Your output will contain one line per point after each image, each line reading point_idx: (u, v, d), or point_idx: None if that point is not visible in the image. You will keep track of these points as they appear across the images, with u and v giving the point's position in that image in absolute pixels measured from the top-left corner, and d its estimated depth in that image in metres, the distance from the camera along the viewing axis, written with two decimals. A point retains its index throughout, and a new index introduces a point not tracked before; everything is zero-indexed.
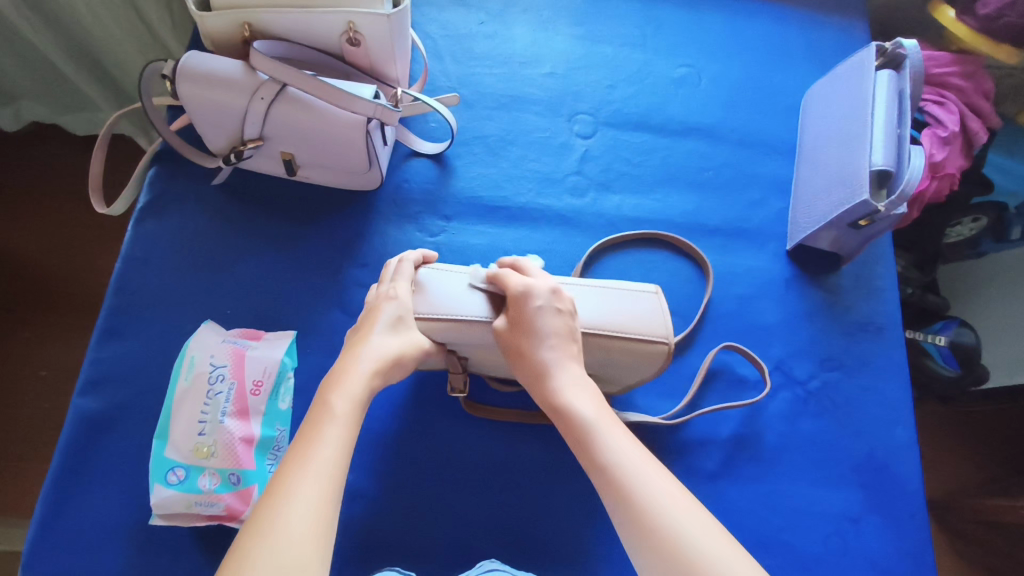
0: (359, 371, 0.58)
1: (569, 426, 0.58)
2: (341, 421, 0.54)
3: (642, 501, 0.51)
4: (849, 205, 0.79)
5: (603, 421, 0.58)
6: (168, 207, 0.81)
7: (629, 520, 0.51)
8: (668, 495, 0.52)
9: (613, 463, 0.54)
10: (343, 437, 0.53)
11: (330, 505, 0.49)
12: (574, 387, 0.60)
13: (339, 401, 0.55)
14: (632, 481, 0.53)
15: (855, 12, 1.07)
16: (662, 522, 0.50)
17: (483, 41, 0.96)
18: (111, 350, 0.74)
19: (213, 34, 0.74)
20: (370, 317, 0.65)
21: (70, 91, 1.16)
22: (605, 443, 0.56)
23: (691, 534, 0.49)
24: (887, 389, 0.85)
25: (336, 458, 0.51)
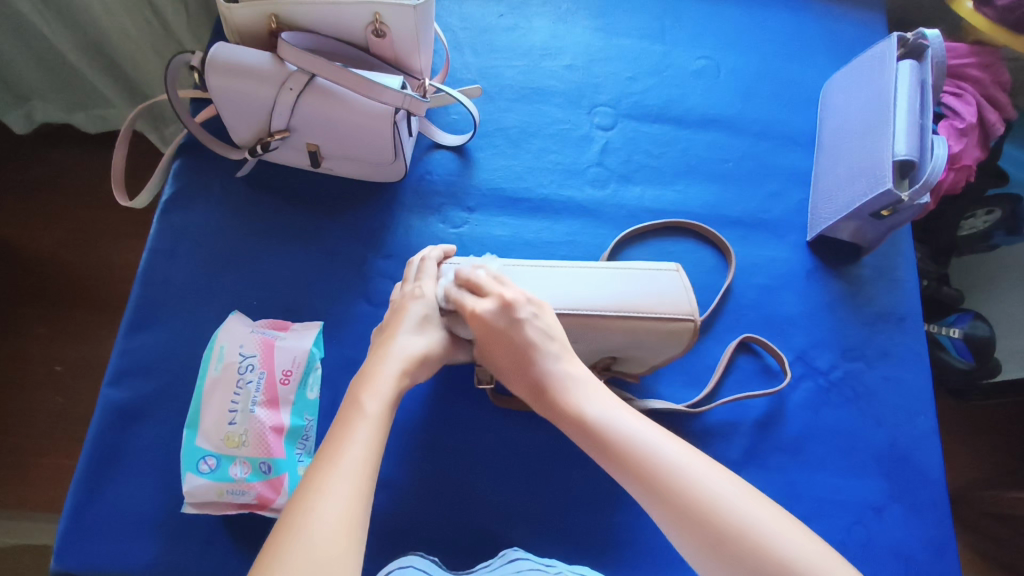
0: (387, 370, 0.59)
1: (572, 423, 0.59)
2: (372, 420, 0.54)
3: (624, 437, 0.56)
4: (871, 195, 0.80)
5: (606, 410, 0.59)
6: (193, 200, 0.82)
7: (614, 457, 0.56)
8: (644, 428, 0.57)
9: (630, 451, 0.55)
10: (374, 437, 0.53)
11: (362, 503, 0.49)
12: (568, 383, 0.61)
13: (369, 400, 0.56)
14: (611, 424, 0.57)
15: (872, 5, 1.07)
16: (643, 449, 0.55)
17: (503, 33, 0.96)
18: (139, 341, 0.74)
19: (240, 26, 0.75)
20: (397, 317, 0.65)
21: (85, 87, 1.16)
22: (576, 399, 0.60)
23: (675, 457, 0.54)
24: (908, 379, 0.86)
25: (368, 456, 0.52)
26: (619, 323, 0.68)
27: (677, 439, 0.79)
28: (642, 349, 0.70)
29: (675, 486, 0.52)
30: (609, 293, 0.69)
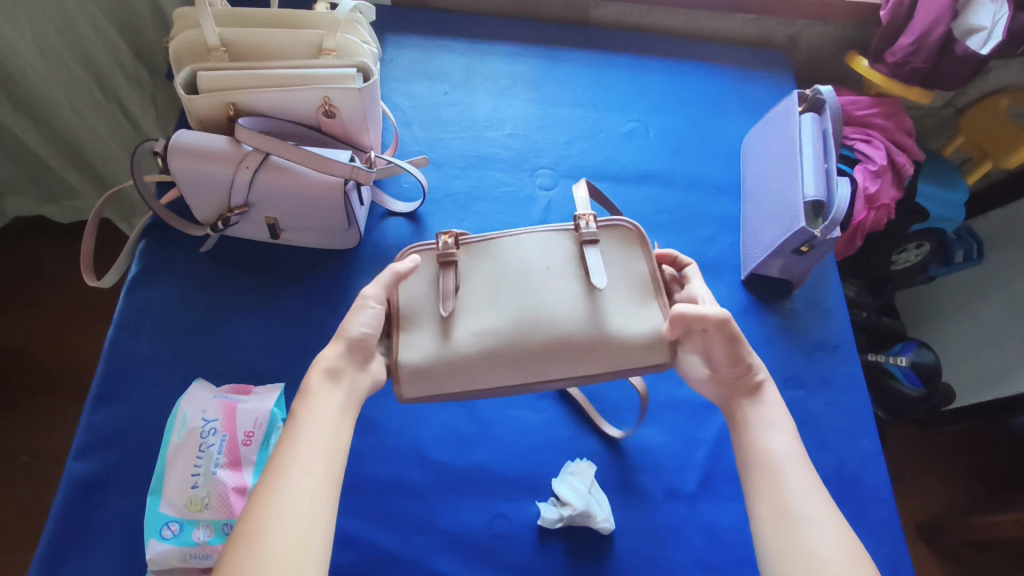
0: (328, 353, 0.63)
1: (747, 430, 0.63)
2: (313, 425, 0.57)
3: (779, 461, 0.59)
4: (789, 233, 0.87)
5: (782, 435, 0.62)
6: (159, 276, 0.86)
7: (760, 473, 0.59)
8: (798, 465, 0.59)
9: (774, 465, 0.59)
10: (318, 453, 0.56)
11: (308, 519, 0.51)
12: (766, 392, 0.65)
13: (314, 408, 0.58)
14: (776, 444, 0.61)
15: (781, 68, 1.20)
16: (782, 482, 0.58)
17: (448, 109, 1.05)
18: (104, 415, 0.76)
19: (200, 114, 0.81)
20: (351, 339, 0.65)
21: (57, 181, 1.22)
22: (757, 412, 0.64)
23: (797, 492, 0.57)
24: (848, 403, 0.91)
25: (319, 464, 0.55)
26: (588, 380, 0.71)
27: (632, 477, 0.82)
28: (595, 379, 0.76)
29: (787, 517, 0.56)
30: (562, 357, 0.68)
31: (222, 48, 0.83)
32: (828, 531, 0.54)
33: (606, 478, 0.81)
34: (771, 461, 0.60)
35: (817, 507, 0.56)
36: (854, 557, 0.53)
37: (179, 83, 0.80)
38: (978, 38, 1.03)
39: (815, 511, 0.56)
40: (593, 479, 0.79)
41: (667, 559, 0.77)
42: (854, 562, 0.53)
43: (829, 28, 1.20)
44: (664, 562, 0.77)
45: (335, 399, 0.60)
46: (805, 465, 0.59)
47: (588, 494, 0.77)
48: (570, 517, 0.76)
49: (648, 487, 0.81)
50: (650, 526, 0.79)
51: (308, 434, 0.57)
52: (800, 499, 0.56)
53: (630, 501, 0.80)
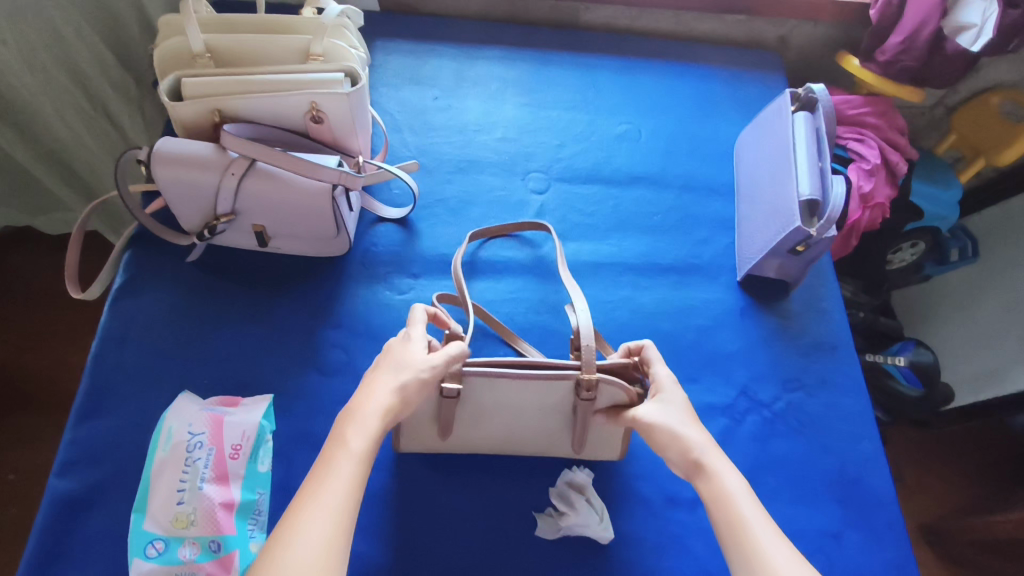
0: (372, 408, 0.60)
1: (711, 500, 0.59)
2: (355, 455, 0.56)
3: (748, 530, 0.56)
4: (785, 232, 0.86)
5: (750, 504, 0.58)
6: (144, 286, 0.84)
7: (734, 542, 0.56)
8: (768, 532, 0.56)
9: (745, 537, 0.56)
10: (355, 474, 0.55)
11: (338, 545, 0.50)
12: (709, 466, 0.61)
13: (344, 465, 0.55)
14: (744, 511, 0.57)
15: (772, 69, 1.19)
16: (758, 552, 0.54)
17: (438, 113, 1.04)
18: (88, 431, 0.74)
19: (185, 121, 0.80)
20: (400, 403, 0.61)
21: (44, 194, 1.20)
22: (718, 479, 0.60)
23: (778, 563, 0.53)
24: (847, 404, 0.89)
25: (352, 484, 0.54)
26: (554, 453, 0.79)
27: (628, 483, 0.80)
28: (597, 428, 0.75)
29: None
30: (538, 441, 0.77)
31: (207, 54, 0.82)
32: None
33: (604, 486, 0.79)
34: (737, 531, 0.56)
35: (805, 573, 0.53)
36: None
37: (162, 89, 0.78)
38: (967, 35, 1.03)
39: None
40: (591, 488, 0.78)
41: (668, 567, 0.75)
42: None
43: (819, 28, 1.20)
44: (665, 569, 0.75)
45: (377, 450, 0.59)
46: (774, 531, 0.56)
47: (588, 509, 0.75)
48: (562, 527, 0.74)
49: (647, 493, 0.79)
50: (650, 533, 0.77)
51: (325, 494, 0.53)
52: (780, 568, 0.53)
53: (629, 508, 0.78)
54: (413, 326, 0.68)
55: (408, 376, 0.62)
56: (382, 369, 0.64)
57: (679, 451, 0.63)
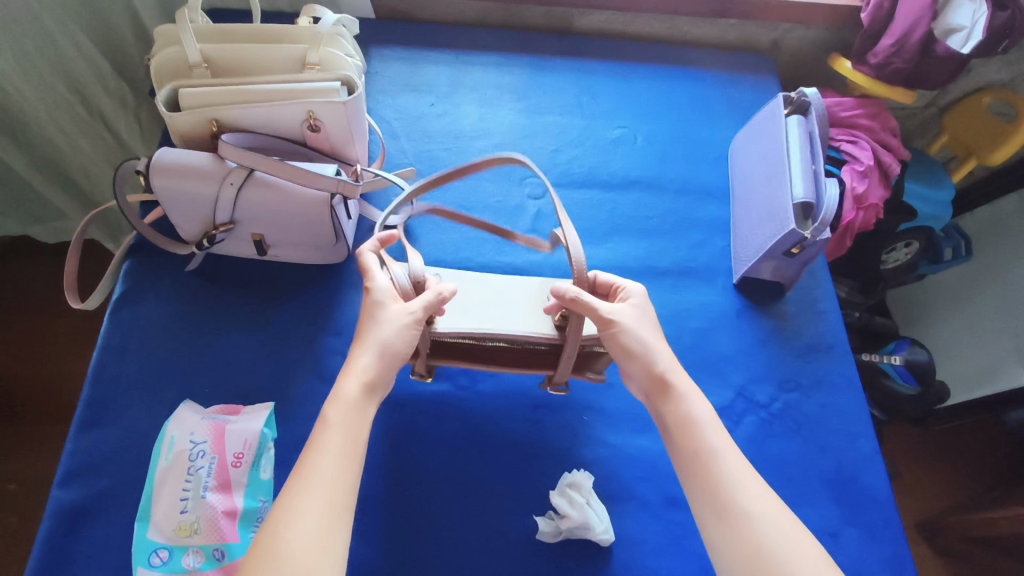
0: (356, 371, 0.62)
1: (673, 421, 0.65)
2: (337, 432, 0.58)
3: (713, 458, 0.61)
4: (780, 235, 0.87)
5: (713, 428, 0.64)
6: (144, 295, 0.85)
7: (695, 468, 0.62)
8: (734, 460, 0.61)
9: (710, 462, 0.61)
10: (342, 443, 0.57)
11: (332, 522, 0.52)
12: (675, 385, 0.66)
13: (328, 438, 0.57)
14: (709, 437, 0.63)
15: (766, 72, 1.20)
16: (725, 479, 0.60)
17: (435, 120, 1.05)
18: (89, 440, 0.74)
19: (183, 131, 0.80)
20: (390, 363, 0.63)
21: (41, 204, 1.21)
22: (684, 401, 0.65)
23: (738, 486, 0.59)
24: (844, 404, 0.90)
25: (339, 460, 0.56)
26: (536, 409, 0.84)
27: (627, 484, 0.80)
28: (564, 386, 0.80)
29: (728, 508, 0.58)
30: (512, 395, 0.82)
31: (204, 64, 0.82)
32: (780, 533, 0.56)
33: (604, 489, 0.80)
34: (702, 458, 0.62)
35: (763, 509, 0.58)
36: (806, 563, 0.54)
37: (160, 99, 0.79)
38: (958, 37, 1.04)
39: (760, 509, 0.58)
40: (591, 491, 0.78)
41: (668, 568, 0.76)
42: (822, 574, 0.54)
43: (811, 31, 1.20)
44: (665, 571, 0.76)
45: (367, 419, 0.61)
46: (735, 461, 0.61)
47: (587, 508, 0.75)
48: (560, 527, 0.75)
49: (647, 495, 0.80)
50: (650, 535, 0.78)
51: (321, 478, 0.54)
52: (743, 498, 0.59)
53: (629, 510, 0.79)
54: (373, 278, 0.68)
55: (392, 336, 0.64)
56: (360, 337, 0.65)
57: (640, 366, 0.67)
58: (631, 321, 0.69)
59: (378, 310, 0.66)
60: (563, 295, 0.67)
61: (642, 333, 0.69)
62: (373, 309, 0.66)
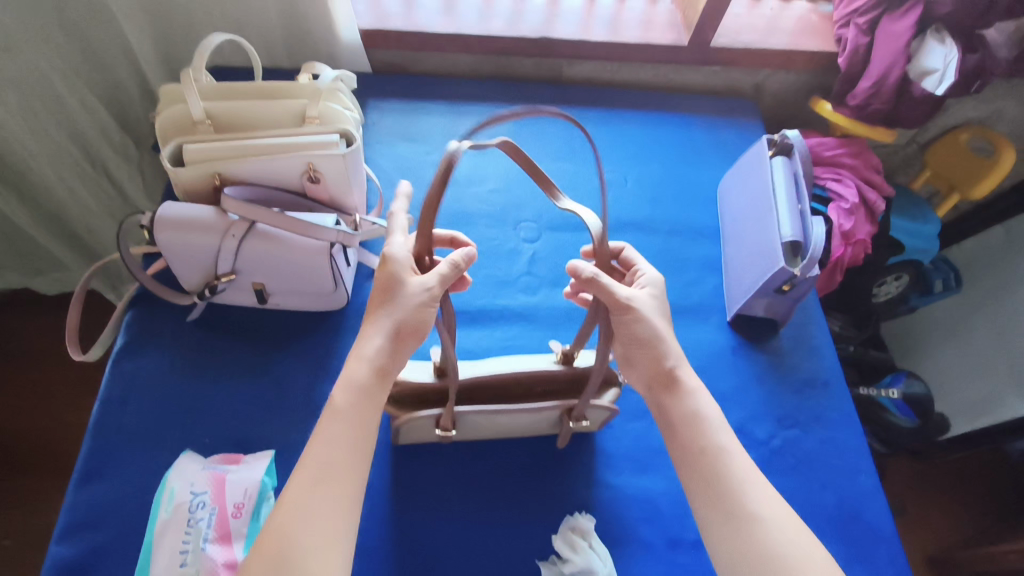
0: (365, 356, 0.62)
1: (677, 418, 0.66)
2: (342, 419, 0.59)
3: (719, 456, 0.62)
4: (770, 273, 0.89)
5: (719, 426, 0.65)
6: (146, 345, 0.86)
7: (700, 468, 0.62)
8: (738, 457, 0.62)
9: (718, 460, 0.62)
10: (346, 428, 0.59)
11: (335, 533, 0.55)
12: (683, 381, 0.67)
13: (333, 424, 0.59)
14: (715, 435, 0.64)
15: (749, 115, 1.24)
16: (732, 477, 0.61)
17: (431, 168, 1.08)
18: (89, 494, 0.74)
19: (186, 186, 0.83)
20: (401, 345, 0.63)
21: (43, 256, 1.23)
22: (691, 398, 0.66)
23: (744, 483, 0.60)
24: (843, 439, 0.91)
25: (342, 456, 0.57)
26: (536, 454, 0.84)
27: (629, 526, 0.80)
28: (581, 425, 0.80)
29: (733, 505, 0.59)
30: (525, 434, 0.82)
31: (207, 121, 0.85)
32: (787, 531, 0.57)
33: (607, 532, 0.79)
34: (710, 453, 0.63)
35: (767, 508, 0.59)
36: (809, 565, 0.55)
37: (165, 156, 0.81)
38: (931, 80, 1.07)
39: (766, 505, 0.59)
40: (593, 534, 0.77)
41: None
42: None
43: (791, 76, 1.25)
44: None
45: (376, 403, 0.62)
46: (741, 458, 0.62)
47: (592, 553, 0.74)
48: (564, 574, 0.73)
49: (651, 537, 0.80)
50: None
51: (331, 483, 0.56)
52: (750, 497, 0.60)
53: (633, 553, 0.78)
54: (392, 245, 0.66)
55: (407, 314, 0.63)
56: (373, 314, 0.64)
57: (646, 357, 0.68)
58: (645, 308, 0.68)
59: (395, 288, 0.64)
60: (581, 274, 0.66)
61: (654, 321, 0.68)
62: (388, 284, 0.64)
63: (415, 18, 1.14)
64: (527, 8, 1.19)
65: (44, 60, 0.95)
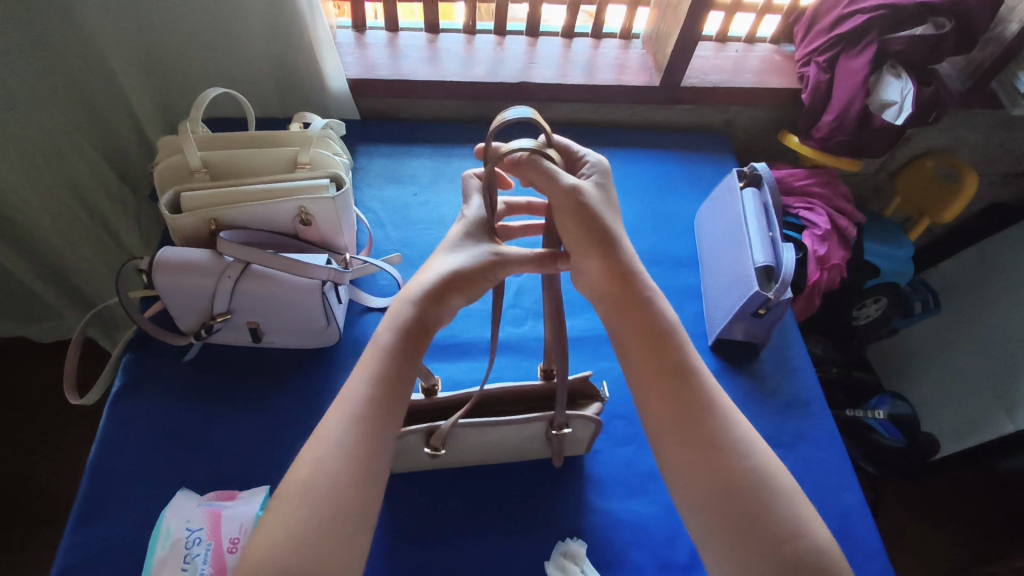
0: (414, 294, 0.61)
1: (643, 320, 0.62)
2: (377, 354, 0.58)
3: (695, 373, 0.61)
4: (745, 298, 0.92)
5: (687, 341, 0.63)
6: (143, 386, 0.88)
7: (676, 383, 0.60)
8: (708, 378, 0.61)
9: (694, 377, 0.60)
10: (384, 365, 0.58)
11: (344, 517, 0.51)
12: (641, 288, 0.63)
13: (373, 358, 0.58)
14: (687, 351, 0.62)
15: (722, 150, 1.30)
16: (706, 398, 0.60)
17: (418, 209, 1.12)
18: (85, 534, 0.75)
19: (183, 232, 0.86)
20: (450, 292, 0.61)
21: (41, 305, 1.26)
22: (660, 306, 0.63)
23: (719, 406, 0.60)
24: (826, 458, 0.93)
25: (375, 396, 0.56)
26: (529, 484, 0.86)
27: (619, 551, 0.81)
28: (569, 442, 0.82)
29: (707, 429, 0.58)
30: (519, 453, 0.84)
31: (203, 169, 0.90)
32: (762, 460, 0.57)
33: (598, 557, 0.80)
34: (677, 378, 0.60)
35: (739, 441, 0.58)
36: (787, 506, 0.55)
37: (163, 203, 0.85)
38: (891, 111, 1.12)
39: (741, 433, 0.59)
40: (585, 558, 0.78)
41: None
42: (803, 520, 0.55)
43: (760, 112, 1.32)
44: None
45: (412, 348, 0.59)
46: (712, 381, 0.61)
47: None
48: None
49: (642, 561, 0.80)
50: None
51: None
52: (726, 424, 0.59)
53: None
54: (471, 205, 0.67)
55: (469, 263, 0.61)
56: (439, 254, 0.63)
57: (597, 266, 0.62)
58: (593, 201, 0.61)
59: (462, 233, 0.64)
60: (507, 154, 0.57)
61: (604, 215, 0.62)
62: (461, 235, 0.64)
63: (401, 67, 1.20)
64: (507, 55, 1.26)
65: (46, 118, 1.00)
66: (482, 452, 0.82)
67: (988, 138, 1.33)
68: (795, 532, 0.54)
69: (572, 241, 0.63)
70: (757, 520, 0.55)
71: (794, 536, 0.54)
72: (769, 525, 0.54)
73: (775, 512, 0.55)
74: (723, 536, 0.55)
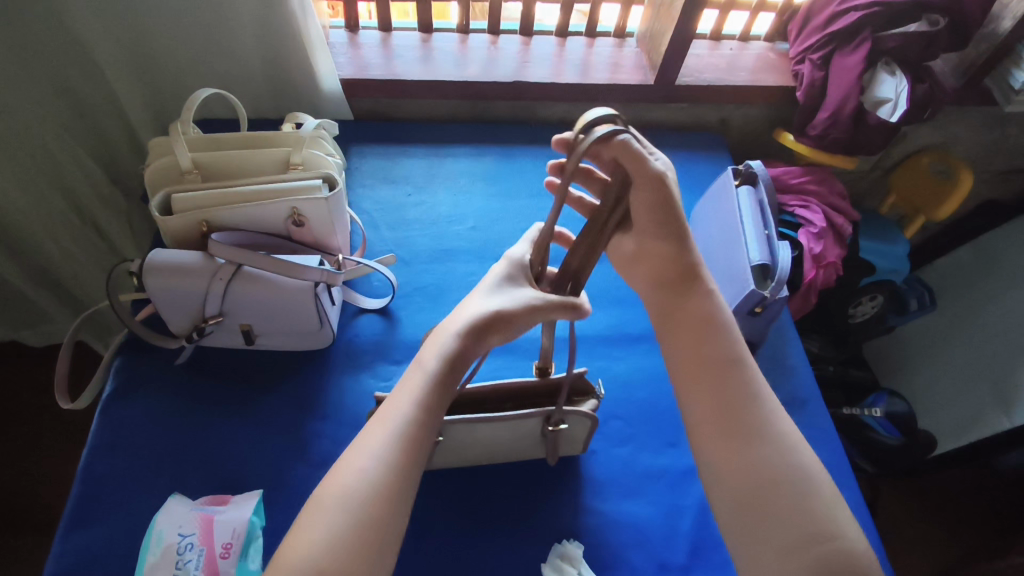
0: (454, 329, 0.61)
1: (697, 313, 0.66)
2: (416, 380, 0.59)
3: (742, 367, 0.64)
4: (741, 296, 0.92)
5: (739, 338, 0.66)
6: (135, 390, 0.87)
7: (724, 375, 0.63)
8: (756, 375, 0.64)
9: (742, 372, 0.63)
10: (423, 392, 0.58)
11: (365, 535, 0.51)
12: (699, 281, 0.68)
13: (416, 383, 0.59)
14: (737, 346, 0.65)
15: (717, 148, 1.30)
16: (751, 393, 0.62)
17: (412, 209, 1.12)
18: (77, 540, 0.74)
19: (174, 233, 0.85)
20: (481, 335, 0.60)
21: (33, 310, 1.25)
22: (714, 301, 0.67)
23: (765, 403, 0.62)
24: (824, 456, 0.92)
25: (412, 418, 0.57)
26: (525, 485, 0.85)
27: (617, 552, 0.80)
28: (567, 439, 0.82)
29: (750, 423, 0.60)
30: (516, 453, 0.84)
31: (195, 170, 0.89)
32: (804, 458, 0.59)
33: (596, 559, 0.80)
34: (725, 369, 0.63)
35: (782, 437, 0.60)
36: (824, 503, 0.57)
37: (154, 205, 0.84)
38: (886, 108, 1.12)
39: (783, 431, 0.61)
40: (582, 559, 0.78)
41: None
42: (839, 520, 0.56)
43: (754, 110, 1.32)
44: None
45: (445, 385, 0.59)
46: (759, 380, 0.64)
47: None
48: None
49: (639, 562, 0.80)
50: None
51: None
52: (770, 421, 0.61)
53: None
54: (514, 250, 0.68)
55: (508, 305, 0.61)
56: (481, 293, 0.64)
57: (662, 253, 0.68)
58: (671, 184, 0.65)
59: (504, 276, 0.64)
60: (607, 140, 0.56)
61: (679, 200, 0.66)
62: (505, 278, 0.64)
63: (394, 67, 1.19)
64: (501, 55, 1.25)
65: (36, 120, 0.99)
66: (477, 452, 0.81)
67: (983, 135, 1.33)
68: (832, 530, 0.55)
69: (646, 226, 0.67)
70: (792, 511, 0.56)
71: (833, 534, 0.55)
72: (805, 517, 0.56)
73: (812, 507, 0.56)
74: (757, 522, 0.57)
